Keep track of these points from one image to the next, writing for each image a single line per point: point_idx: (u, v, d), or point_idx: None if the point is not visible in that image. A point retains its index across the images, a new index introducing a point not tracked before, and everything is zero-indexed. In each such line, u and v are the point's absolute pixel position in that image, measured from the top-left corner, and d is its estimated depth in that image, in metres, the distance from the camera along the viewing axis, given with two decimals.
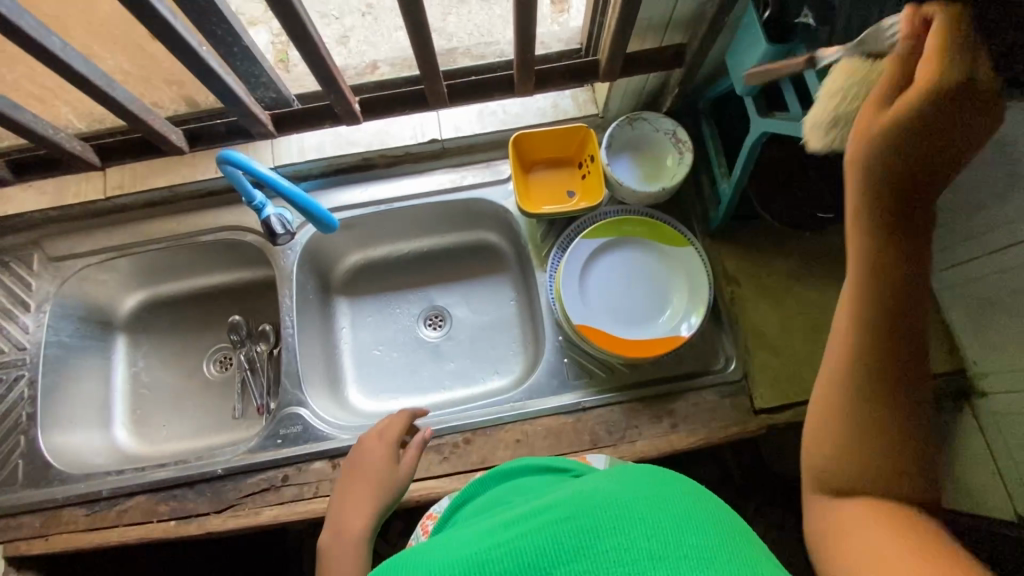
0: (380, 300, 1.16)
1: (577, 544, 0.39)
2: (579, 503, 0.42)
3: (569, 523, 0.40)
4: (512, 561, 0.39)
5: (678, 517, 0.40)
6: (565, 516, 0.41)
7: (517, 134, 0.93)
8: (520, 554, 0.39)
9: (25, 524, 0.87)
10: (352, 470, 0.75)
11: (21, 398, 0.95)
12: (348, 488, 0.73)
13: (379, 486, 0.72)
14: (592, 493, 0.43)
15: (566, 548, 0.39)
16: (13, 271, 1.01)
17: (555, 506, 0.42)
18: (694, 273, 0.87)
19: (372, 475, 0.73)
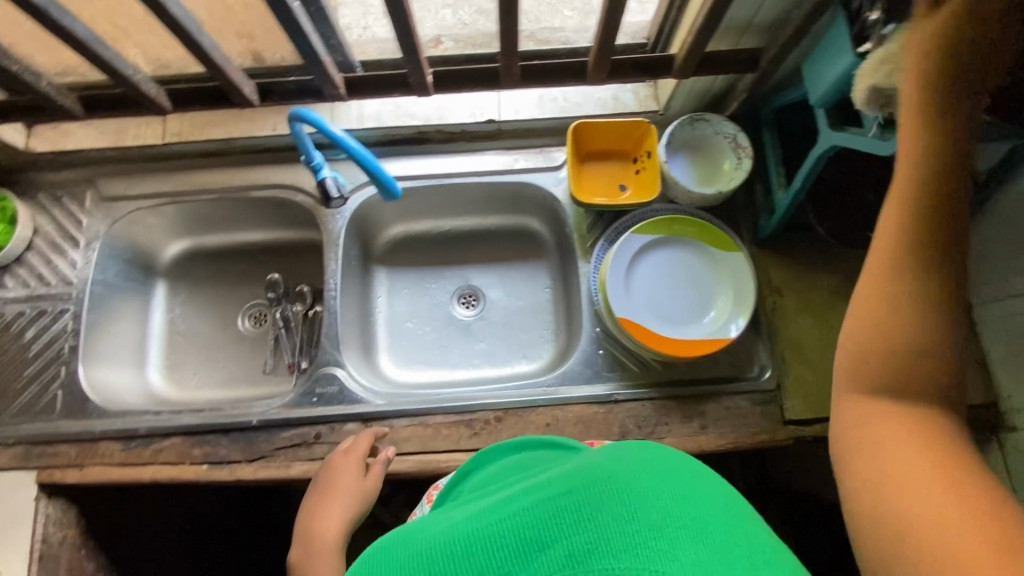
0: (417, 274, 1.17)
1: (580, 516, 0.37)
2: (579, 477, 0.41)
3: (568, 496, 0.38)
4: (513, 538, 0.38)
5: (676, 491, 0.39)
6: (562, 490, 0.40)
7: (578, 123, 0.93)
8: (520, 530, 0.38)
9: (61, 452, 0.89)
10: (320, 494, 0.79)
11: (65, 331, 0.96)
12: (322, 518, 0.77)
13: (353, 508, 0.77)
14: (590, 467, 0.42)
15: (564, 522, 0.37)
16: (65, 206, 1.03)
17: (557, 482, 0.41)
18: (741, 279, 0.88)
19: (343, 501, 0.78)
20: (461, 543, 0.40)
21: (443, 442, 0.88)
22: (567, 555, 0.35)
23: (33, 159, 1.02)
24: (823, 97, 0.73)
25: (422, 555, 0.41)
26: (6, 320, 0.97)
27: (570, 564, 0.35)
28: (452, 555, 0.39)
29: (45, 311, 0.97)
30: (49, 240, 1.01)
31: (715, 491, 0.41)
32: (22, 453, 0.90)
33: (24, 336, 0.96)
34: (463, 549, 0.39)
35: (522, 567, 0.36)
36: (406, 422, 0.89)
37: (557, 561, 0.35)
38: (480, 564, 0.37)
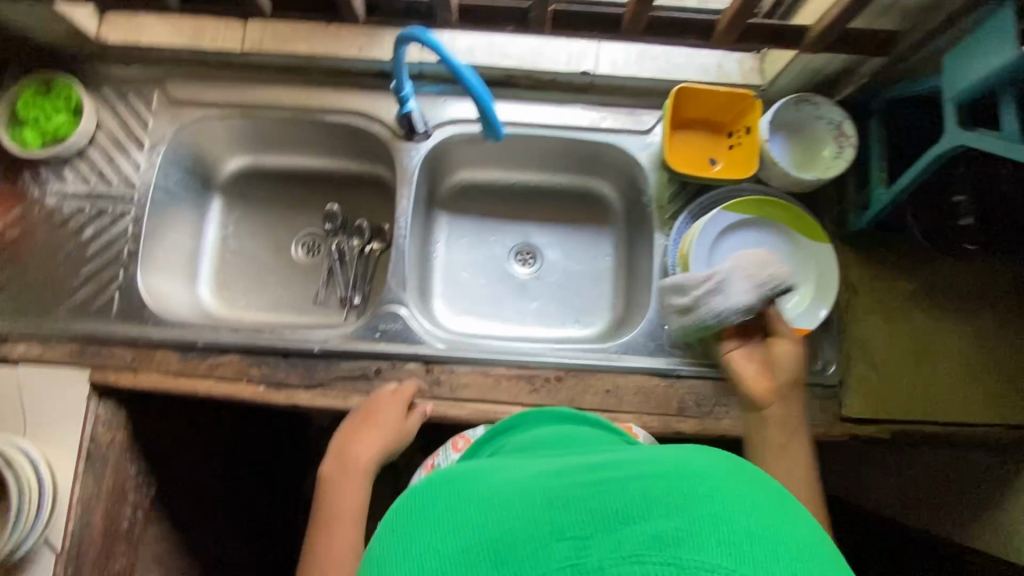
0: (477, 224, 1.15)
1: (673, 503, 0.35)
2: (670, 467, 0.39)
3: (658, 481, 0.37)
4: (595, 508, 0.36)
5: (774, 510, 0.35)
6: (648, 475, 0.38)
7: (682, 87, 0.89)
8: (601, 502, 0.36)
9: (116, 355, 0.88)
10: (352, 430, 0.81)
11: (125, 234, 0.94)
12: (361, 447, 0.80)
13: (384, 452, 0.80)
14: (681, 465, 0.39)
15: (652, 505, 0.35)
16: (131, 104, 0.98)
17: (647, 466, 0.39)
18: (825, 272, 0.86)
19: (370, 445, 0.80)
20: (532, 499, 0.38)
21: (502, 393, 0.88)
22: (652, 536, 0.33)
23: (102, 48, 0.97)
24: (961, 93, 0.69)
25: (486, 499, 0.40)
26: (65, 214, 0.94)
27: (655, 546, 0.32)
28: (521, 506, 0.38)
29: (104, 211, 0.94)
30: (112, 138, 0.97)
31: (810, 519, 0.37)
32: (76, 350, 0.88)
33: (83, 234, 0.94)
34: (532, 503, 0.38)
35: (601, 538, 0.34)
36: (467, 369, 0.89)
37: (639, 540, 0.33)
38: (552, 525, 0.36)
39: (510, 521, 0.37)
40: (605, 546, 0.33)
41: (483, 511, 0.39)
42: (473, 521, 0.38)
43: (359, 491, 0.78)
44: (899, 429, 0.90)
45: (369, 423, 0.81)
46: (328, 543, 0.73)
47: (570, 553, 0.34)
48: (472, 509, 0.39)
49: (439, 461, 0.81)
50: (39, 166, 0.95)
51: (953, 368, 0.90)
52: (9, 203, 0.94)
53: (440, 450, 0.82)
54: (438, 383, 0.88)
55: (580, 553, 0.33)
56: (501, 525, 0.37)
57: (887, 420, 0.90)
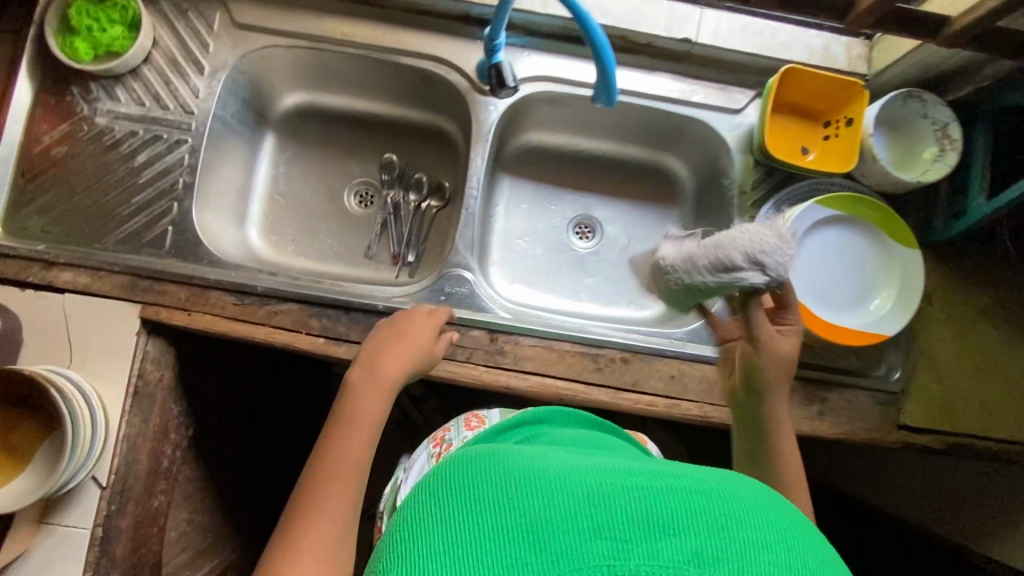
0: (539, 191, 1.10)
1: (716, 523, 0.36)
2: (707, 483, 0.40)
3: (697, 496, 0.38)
4: (634, 509, 0.37)
5: (807, 543, 0.38)
6: (691, 486, 0.39)
7: (791, 67, 0.84)
8: (642, 505, 0.37)
9: (169, 292, 0.84)
10: (383, 344, 0.74)
11: (180, 165, 0.88)
12: (385, 358, 0.72)
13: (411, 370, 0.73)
14: (712, 480, 0.40)
15: (697, 521, 0.36)
16: (190, 23, 0.90)
17: (681, 475, 0.40)
18: (911, 277, 0.84)
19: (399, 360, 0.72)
20: (567, 487, 0.39)
21: (566, 369, 0.86)
22: (692, 553, 0.35)
23: None
24: None
25: (518, 479, 0.40)
26: (116, 137, 0.88)
27: (693, 563, 0.35)
28: (556, 494, 0.38)
29: (159, 137, 0.88)
30: (169, 58, 0.90)
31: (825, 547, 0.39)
32: (126, 284, 0.84)
33: (135, 160, 0.88)
34: (567, 492, 0.38)
35: (642, 543, 0.36)
36: (532, 342, 0.86)
37: (679, 554, 0.35)
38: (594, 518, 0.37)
39: (545, 508, 0.37)
40: (645, 551, 0.35)
41: (517, 492, 0.39)
42: (507, 502, 0.38)
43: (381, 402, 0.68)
44: (954, 441, 0.90)
45: (401, 340, 0.75)
46: (341, 449, 0.63)
47: (607, 552, 0.35)
48: (508, 488, 0.39)
49: (450, 434, 0.79)
50: (89, 80, 0.88)
51: (1014, 386, 0.90)
52: (55, 119, 0.87)
53: (452, 424, 0.81)
54: (502, 352, 0.85)
55: (619, 555, 0.35)
56: (537, 510, 0.37)
57: (942, 431, 0.90)
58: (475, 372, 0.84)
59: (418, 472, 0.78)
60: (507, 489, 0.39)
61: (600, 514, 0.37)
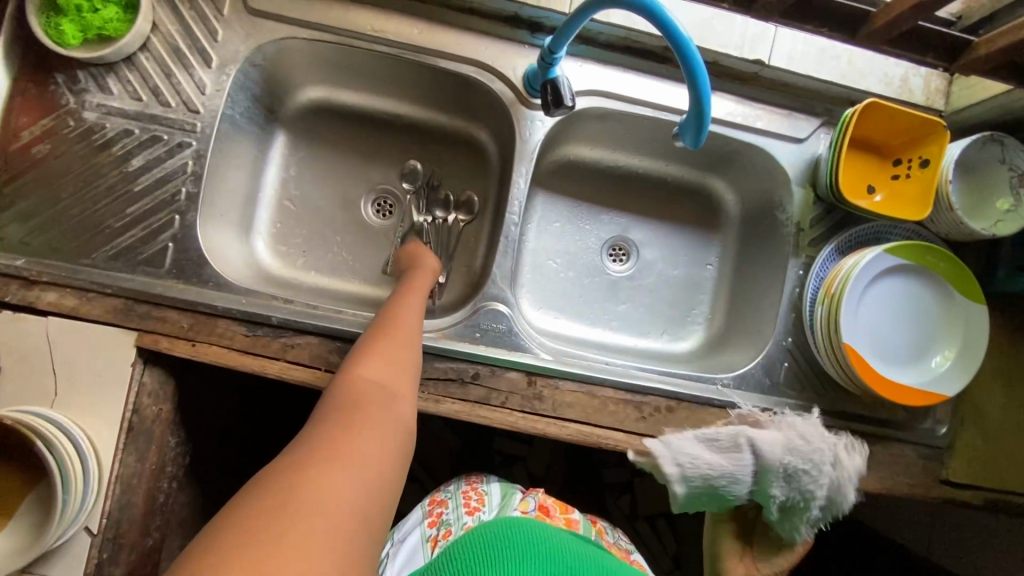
0: (573, 208, 1.02)
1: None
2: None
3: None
4: None
5: None
6: None
7: (870, 101, 0.77)
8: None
9: (169, 319, 0.75)
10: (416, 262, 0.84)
11: (183, 172, 0.77)
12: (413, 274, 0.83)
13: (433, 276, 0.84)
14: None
15: None
16: (197, 5, 0.78)
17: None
18: (976, 333, 0.79)
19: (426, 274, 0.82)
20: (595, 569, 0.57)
21: (608, 418, 0.80)
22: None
23: None
24: None
25: (565, 548, 0.58)
26: (107, 135, 0.76)
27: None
28: (586, 568, 0.57)
29: (159, 138, 0.77)
30: (171, 45, 0.78)
31: None
32: (121, 308, 0.74)
33: (130, 163, 0.77)
34: (591, 571, 0.56)
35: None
36: (572, 386, 0.80)
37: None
38: None
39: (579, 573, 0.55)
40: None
41: (560, 554, 0.57)
42: (553, 554, 0.57)
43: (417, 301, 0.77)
44: (994, 498, 0.87)
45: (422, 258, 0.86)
46: (394, 324, 0.70)
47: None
48: (555, 547, 0.57)
49: (445, 510, 0.71)
50: (75, 67, 0.76)
51: None
52: (35, 110, 0.75)
53: (450, 498, 0.72)
54: (540, 398, 0.79)
55: None
56: (575, 570, 0.55)
57: (985, 488, 0.87)
58: (511, 419, 0.78)
59: (409, 548, 0.70)
60: (557, 546, 0.58)
61: None
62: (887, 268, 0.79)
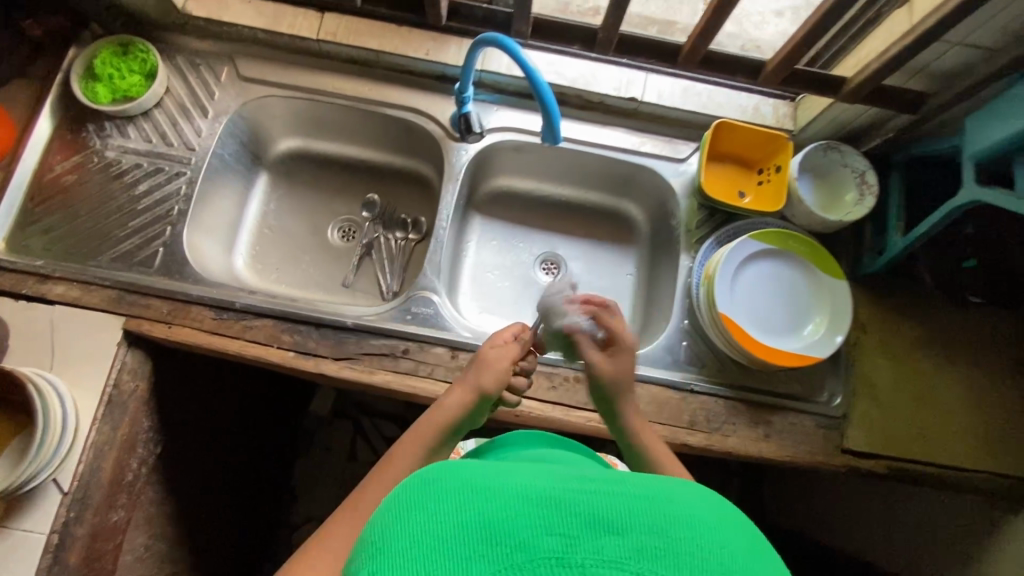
0: (509, 230, 1.19)
1: (655, 523, 0.35)
2: (651, 486, 0.38)
3: (640, 502, 0.36)
4: (583, 505, 0.35)
5: (740, 528, 0.38)
6: (637, 491, 0.37)
7: (722, 121, 0.96)
8: (588, 505, 0.35)
9: (152, 306, 0.91)
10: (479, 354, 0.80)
11: (176, 194, 0.98)
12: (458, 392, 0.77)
13: (473, 396, 0.77)
14: (659, 493, 0.38)
15: (646, 521, 0.35)
16: (201, 76, 1.03)
17: (622, 480, 0.38)
18: (840, 304, 0.91)
19: (485, 375, 0.78)
20: (507, 482, 0.37)
21: None
22: (635, 549, 0.34)
23: (182, 20, 1.03)
24: (979, 152, 0.76)
25: (457, 472, 0.38)
26: (122, 168, 0.98)
27: (636, 559, 0.34)
28: (498, 490, 0.36)
29: (161, 169, 0.99)
30: (179, 103, 1.02)
31: (750, 529, 0.39)
32: (114, 297, 0.91)
33: (137, 188, 0.97)
34: (504, 492, 0.36)
35: (587, 539, 0.34)
36: None
37: (622, 551, 0.34)
38: (538, 516, 0.35)
39: (490, 502, 0.36)
40: (591, 546, 0.34)
41: (453, 491, 0.37)
42: (442, 493, 0.37)
43: (461, 405, 0.76)
44: (896, 466, 0.93)
45: (478, 367, 0.79)
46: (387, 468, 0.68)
47: (556, 547, 0.34)
48: (443, 484, 0.37)
49: None
50: (104, 120, 1.00)
51: (946, 412, 0.95)
52: (70, 150, 0.98)
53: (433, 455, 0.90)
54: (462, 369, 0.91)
55: (567, 551, 0.34)
56: (480, 499, 0.36)
57: (885, 456, 0.93)
58: (436, 388, 0.89)
59: None
60: (445, 481, 0.37)
61: (553, 514, 0.35)
62: (754, 252, 0.93)
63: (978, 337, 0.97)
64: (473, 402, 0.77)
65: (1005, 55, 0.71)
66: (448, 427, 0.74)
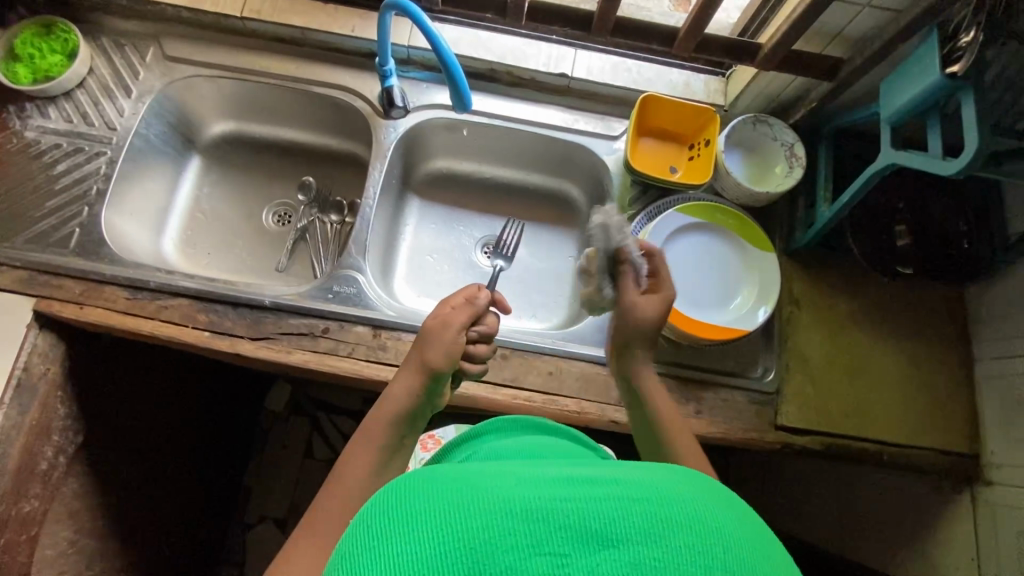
0: (449, 213, 1.15)
1: (650, 530, 0.33)
2: (645, 487, 0.36)
3: (636, 506, 0.34)
4: (572, 517, 0.33)
5: (743, 525, 0.36)
6: (631, 495, 0.35)
7: (647, 95, 0.95)
8: (580, 517, 0.33)
9: (65, 287, 0.89)
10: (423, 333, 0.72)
11: (96, 174, 0.96)
12: (405, 376, 0.70)
13: (419, 376, 0.69)
14: (658, 496, 0.35)
15: (636, 527, 0.33)
16: (125, 55, 1.02)
17: (615, 483, 0.36)
18: (768, 275, 0.90)
19: (430, 353, 0.70)
20: (485, 499, 0.34)
21: None
22: (630, 563, 0.32)
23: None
24: (895, 114, 0.75)
25: (426, 492, 0.35)
26: (42, 148, 0.96)
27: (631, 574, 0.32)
28: (471, 509, 0.33)
29: (81, 149, 0.97)
30: (102, 83, 1.00)
31: (753, 521, 0.37)
32: (25, 278, 0.89)
33: (55, 168, 0.95)
34: (489, 511, 0.33)
35: (580, 555, 0.32)
36: (414, 338, 0.89)
37: (616, 566, 0.32)
38: (529, 535, 0.32)
39: (474, 523, 0.33)
40: (584, 564, 0.32)
41: (419, 519, 0.33)
42: (421, 515, 0.34)
43: (411, 390, 0.69)
44: (833, 443, 0.91)
45: (417, 344, 0.71)
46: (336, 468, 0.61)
47: (547, 568, 0.32)
48: (409, 511, 0.34)
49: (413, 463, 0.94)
50: (24, 100, 0.98)
51: (884, 387, 0.93)
52: None
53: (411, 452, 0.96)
54: (384, 348, 0.88)
55: (559, 570, 0.32)
56: (455, 524, 0.33)
57: (821, 433, 0.91)
58: (356, 367, 0.87)
59: None
60: (409, 506, 0.34)
61: (545, 531, 0.33)
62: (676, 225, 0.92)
63: (916, 312, 0.96)
64: (423, 384, 0.69)
65: (907, 14, 0.71)
66: (407, 415, 0.68)
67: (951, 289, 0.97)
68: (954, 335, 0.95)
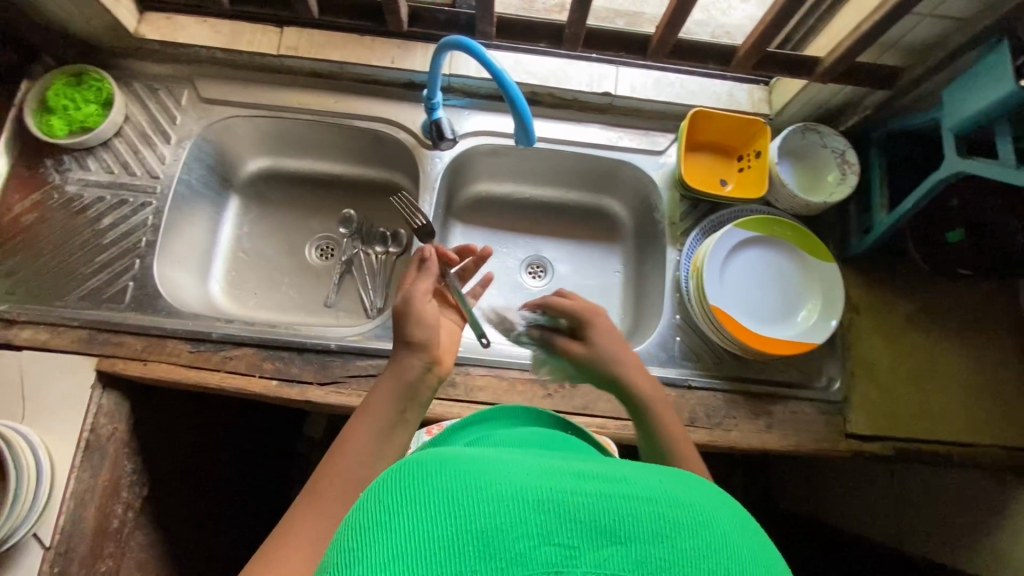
0: (491, 235, 1.14)
1: (659, 531, 0.30)
2: (656, 487, 0.33)
3: (646, 504, 0.31)
4: (583, 512, 0.30)
5: (751, 535, 0.33)
6: (639, 493, 0.32)
7: (696, 111, 0.95)
8: (590, 511, 0.30)
9: (126, 343, 0.87)
10: (416, 303, 0.68)
11: (144, 225, 0.95)
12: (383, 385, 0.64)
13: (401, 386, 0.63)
14: (669, 495, 0.32)
15: (645, 528, 0.30)
16: (160, 100, 1.00)
17: (628, 479, 0.33)
18: (833, 287, 0.90)
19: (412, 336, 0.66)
20: (489, 483, 0.30)
21: (517, 397, 0.88)
22: (636, 562, 0.29)
23: (136, 44, 0.99)
24: (959, 124, 0.75)
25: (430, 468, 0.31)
26: (84, 203, 0.95)
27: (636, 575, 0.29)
28: (474, 491, 0.30)
29: (125, 201, 0.95)
30: (139, 130, 0.99)
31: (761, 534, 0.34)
32: (85, 338, 0.87)
33: (102, 222, 0.94)
34: (498, 494, 0.30)
35: (588, 549, 0.29)
36: (483, 372, 0.89)
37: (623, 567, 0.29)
38: (535, 523, 0.29)
39: (481, 507, 0.29)
40: (590, 560, 0.29)
41: (419, 490, 0.30)
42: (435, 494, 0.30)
43: (395, 397, 0.63)
44: (902, 446, 0.91)
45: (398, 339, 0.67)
46: None
47: (552, 560, 0.29)
48: (412, 484, 0.30)
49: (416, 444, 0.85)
50: (62, 153, 0.96)
51: (946, 386, 0.93)
52: (26, 188, 0.94)
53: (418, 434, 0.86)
54: (453, 384, 0.88)
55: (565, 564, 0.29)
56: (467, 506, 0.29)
57: (889, 437, 0.92)
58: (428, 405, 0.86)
59: None
60: (414, 480, 0.30)
61: (552, 521, 0.29)
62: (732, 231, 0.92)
63: (971, 310, 0.96)
64: (407, 390, 0.63)
65: (973, 24, 0.71)
66: (390, 424, 0.61)
67: (1005, 284, 0.97)
68: (1010, 330, 0.95)
